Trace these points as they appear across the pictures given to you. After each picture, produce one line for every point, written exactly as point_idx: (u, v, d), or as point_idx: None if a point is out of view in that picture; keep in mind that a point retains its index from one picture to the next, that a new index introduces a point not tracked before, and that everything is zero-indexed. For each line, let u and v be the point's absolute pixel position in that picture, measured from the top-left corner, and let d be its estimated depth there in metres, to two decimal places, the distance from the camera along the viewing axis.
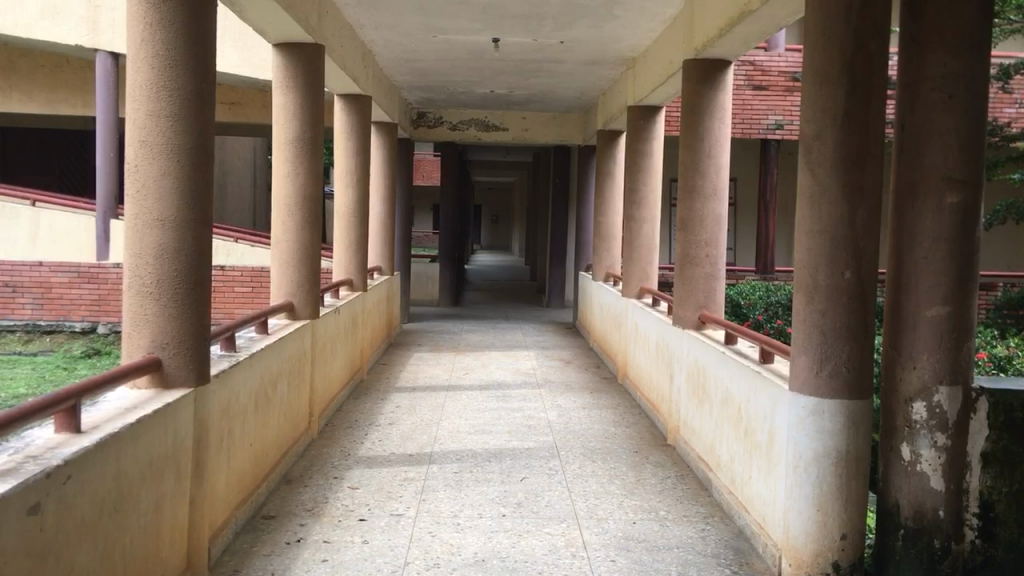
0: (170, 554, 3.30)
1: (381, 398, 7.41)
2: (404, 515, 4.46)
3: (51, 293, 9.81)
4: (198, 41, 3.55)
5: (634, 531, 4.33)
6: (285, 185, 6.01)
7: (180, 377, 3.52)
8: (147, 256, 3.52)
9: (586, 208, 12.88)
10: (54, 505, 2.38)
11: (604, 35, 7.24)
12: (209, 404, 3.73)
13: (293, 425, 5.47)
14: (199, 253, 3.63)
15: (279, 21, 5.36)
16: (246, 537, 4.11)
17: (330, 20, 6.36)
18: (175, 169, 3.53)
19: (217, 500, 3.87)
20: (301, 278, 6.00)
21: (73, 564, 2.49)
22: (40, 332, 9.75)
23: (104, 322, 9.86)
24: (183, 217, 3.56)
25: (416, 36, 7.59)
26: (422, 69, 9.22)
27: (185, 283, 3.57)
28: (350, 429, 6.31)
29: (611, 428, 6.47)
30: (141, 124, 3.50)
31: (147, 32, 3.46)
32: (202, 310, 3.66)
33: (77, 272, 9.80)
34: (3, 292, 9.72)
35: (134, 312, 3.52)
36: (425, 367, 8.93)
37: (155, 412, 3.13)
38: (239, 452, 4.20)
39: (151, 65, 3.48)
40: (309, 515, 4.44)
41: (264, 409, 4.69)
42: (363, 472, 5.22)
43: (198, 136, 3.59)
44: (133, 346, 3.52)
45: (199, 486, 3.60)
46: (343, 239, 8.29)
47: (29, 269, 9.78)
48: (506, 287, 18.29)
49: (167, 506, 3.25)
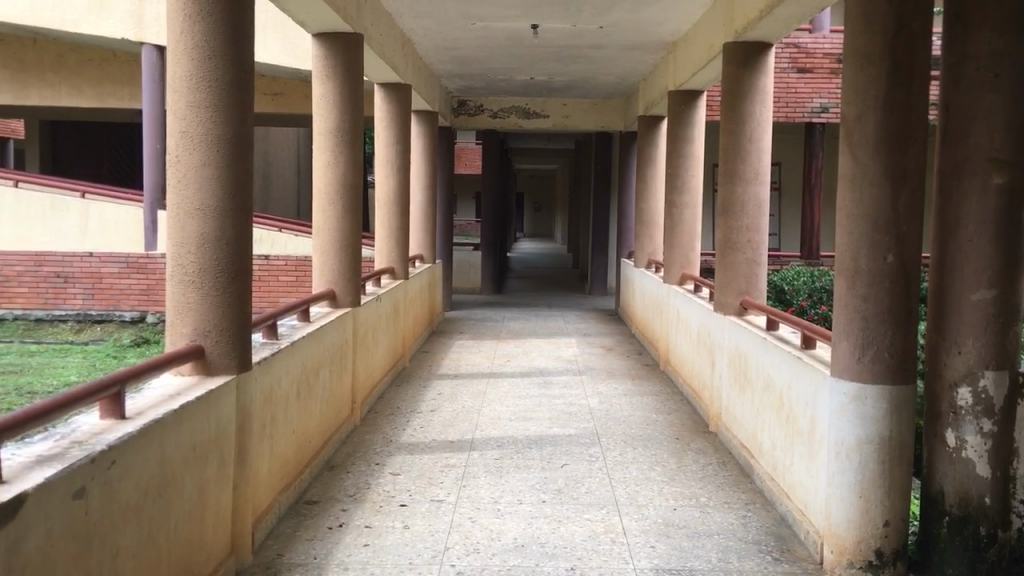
0: (214, 537, 3.35)
1: (423, 385, 7.46)
2: (443, 501, 4.49)
3: (102, 283, 10.11)
4: (237, 33, 3.59)
5: (675, 517, 4.32)
6: (325, 174, 6.05)
7: (222, 364, 3.58)
8: (189, 244, 3.58)
9: (628, 192, 12.81)
10: (99, 489, 2.44)
11: (643, 20, 7.19)
12: (252, 390, 3.79)
13: (335, 413, 5.52)
14: (239, 242, 3.67)
15: (318, 11, 5.40)
16: (291, 522, 4.17)
17: (368, 9, 6.38)
18: (215, 159, 3.58)
19: (260, 485, 3.92)
20: (343, 266, 6.05)
21: (118, 548, 2.55)
22: (91, 321, 10.07)
23: (152, 312, 10.14)
24: (223, 207, 3.61)
25: (454, 24, 7.59)
26: (461, 57, 9.22)
27: (226, 271, 3.62)
28: (392, 415, 6.36)
29: (653, 415, 6.45)
30: (181, 116, 3.55)
31: (186, 23, 3.50)
32: (244, 300, 3.71)
33: (126, 262, 10.09)
34: (54, 282, 10.03)
35: (177, 302, 3.58)
36: (467, 354, 8.97)
37: (198, 397, 3.19)
38: (282, 439, 4.26)
39: (191, 58, 3.52)
40: (351, 500, 4.49)
41: (306, 395, 4.75)
42: (405, 459, 5.26)
43: (237, 125, 3.63)
44: (177, 334, 3.58)
45: (242, 472, 3.66)
46: (383, 228, 8.34)
47: (80, 260, 10.07)
48: (548, 274, 18.30)
49: (211, 491, 3.31)
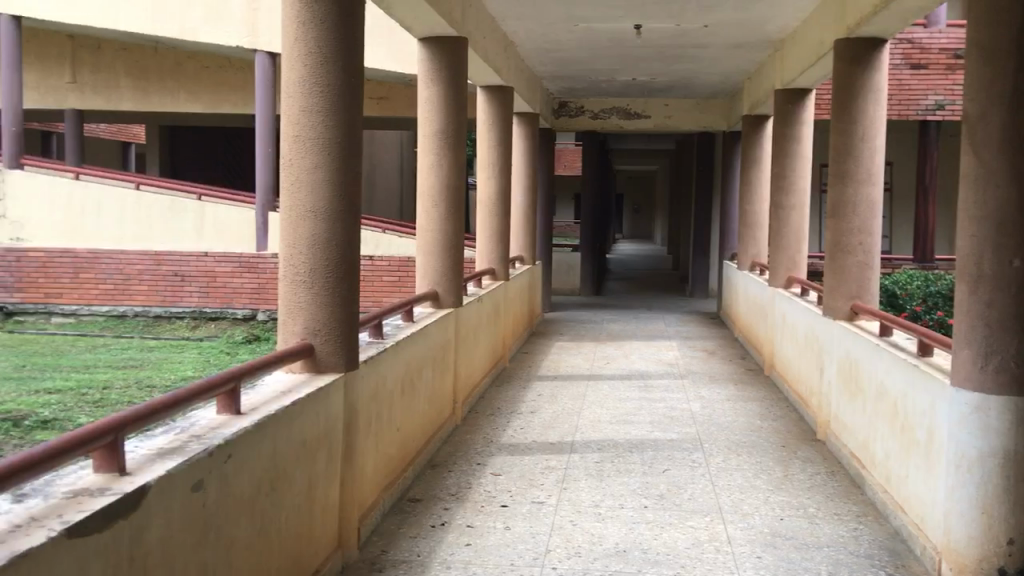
0: (323, 532, 3.43)
1: (523, 386, 7.48)
2: (544, 503, 4.49)
3: (215, 282, 10.69)
4: (348, 39, 3.67)
5: (782, 527, 4.21)
6: (430, 176, 6.14)
7: (331, 362, 3.67)
8: (301, 245, 3.67)
9: (731, 194, 12.58)
10: (216, 483, 2.52)
11: (750, 18, 7.04)
12: (359, 389, 3.86)
13: (437, 412, 5.58)
14: (349, 243, 3.74)
15: (424, 15, 5.47)
16: (395, 519, 4.24)
17: (473, 13, 6.44)
18: (326, 162, 3.66)
19: (366, 481, 3.99)
20: (445, 267, 6.12)
21: (233, 539, 2.63)
22: (207, 317, 10.73)
23: (263, 310, 10.66)
24: (333, 209, 3.69)
25: (557, 26, 7.59)
26: (563, 58, 9.21)
27: (335, 272, 3.70)
28: (492, 416, 6.40)
29: (757, 421, 6.30)
30: (294, 120, 3.65)
31: (299, 28, 3.60)
32: (352, 300, 3.78)
33: (238, 261, 10.63)
34: (170, 280, 10.68)
35: (289, 301, 3.68)
36: (567, 356, 8.95)
37: (308, 394, 3.27)
38: (387, 437, 4.33)
39: (304, 63, 3.61)
40: (454, 499, 4.53)
41: (409, 394, 4.81)
42: (506, 459, 5.28)
43: (348, 128, 3.71)
44: (288, 332, 3.68)
45: (349, 469, 3.73)
46: (484, 229, 8.41)
47: (195, 259, 10.67)
48: (649, 276, 18.13)
49: (319, 486, 3.38)
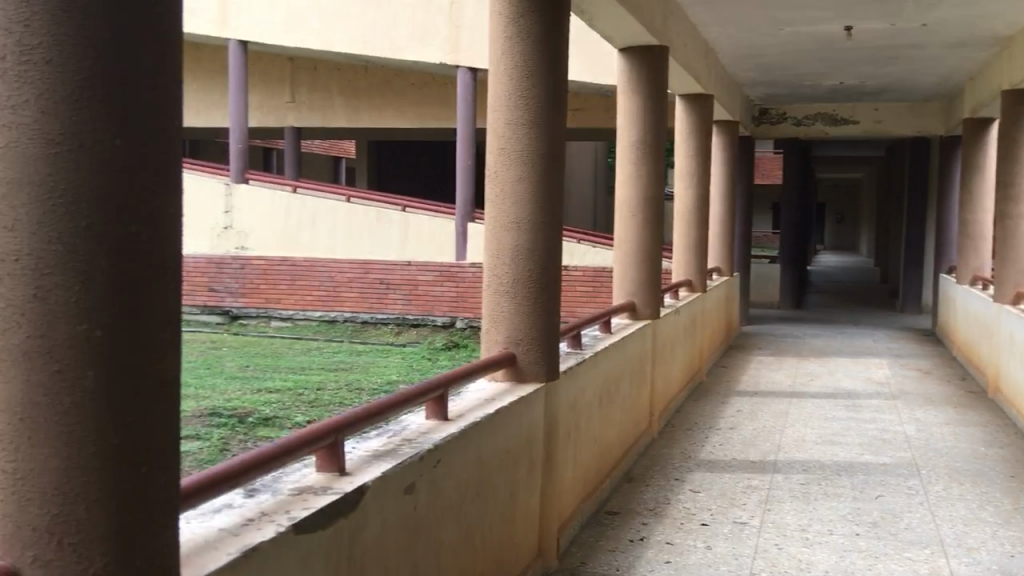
0: (523, 540, 3.47)
1: (721, 401, 7.29)
2: (747, 524, 4.34)
3: (418, 291, 11.31)
4: (555, 52, 3.70)
5: (1013, 566, 3.86)
6: (627, 187, 6.14)
7: (532, 371, 3.72)
8: (504, 255, 3.73)
9: (949, 202, 11.76)
10: (426, 486, 2.59)
11: (975, 14, 6.55)
12: (559, 398, 3.88)
13: (634, 424, 5.52)
14: (551, 253, 3.77)
15: (626, 25, 5.44)
16: (594, 531, 4.22)
17: (674, 21, 6.36)
18: (530, 173, 3.71)
19: (565, 492, 4.01)
20: (642, 279, 6.06)
21: (440, 542, 2.70)
22: (409, 324, 11.41)
23: (461, 318, 11.27)
24: (536, 220, 3.73)
25: (761, 31, 7.36)
26: (766, 64, 8.92)
27: (538, 282, 3.74)
28: (690, 431, 6.28)
29: (981, 448, 5.83)
30: (499, 133, 3.73)
31: (506, 44, 3.68)
32: (554, 310, 3.81)
33: (439, 271, 11.18)
34: (378, 288, 11.43)
35: (493, 311, 3.76)
36: (767, 371, 8.64)
37: (511, 403, 3.32)
38: (585, 447, 4.33)
39: (510, 76, 3.68)
40: (652, 514, 4.47)
41: (607, 405, 4.79)
42: (705, 476, 5.15)
43: (552, 140, 3.74)
44: (491, 340, 3.76)
45: (550, 478, 3.75)
46: (681, 240, 8.31)
47: (399, 269, 11.34)
48: (855, 290, 17.25)
49: (521, 494, 3.42)
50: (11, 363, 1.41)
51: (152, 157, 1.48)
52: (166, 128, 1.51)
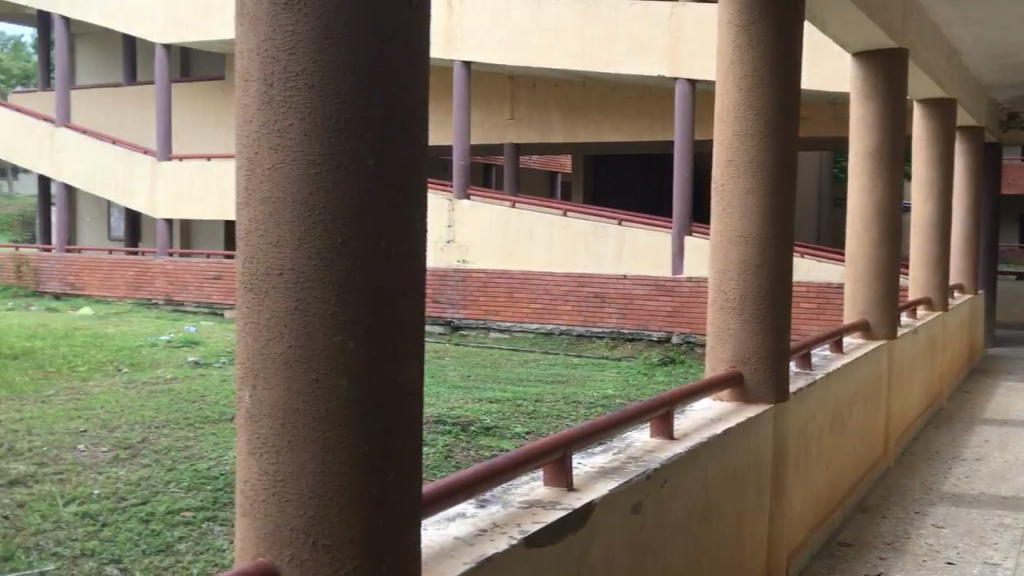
0: (752, 566, 3.34)
1: (964, 429, 6.73)
2: (1000, 566, 3.96)
3: (633, 304, 11.34)
4: (786, 59, 3.56)
5: None
6: (860, 199, 5.81)
7: (761, 392, 3.60)
8: (732, 270, 3.62)
9: None
10: (653, 506, 2.55)
11: None
12: (788, 421, 3.72)
13: (868, 451, 5.19)
14: (781, 269, 3.62)
15: (861, 29, 5.15)
16: (825, 563, 4.00)
17: (914, 22, 5.95)
18: (759, 187, 3.58)
19: (794, 519, 3.82)
20: (877, 298, 5.72)
21: (667, 563, 2.64)
22: (624, 339, 11.44)
23: (676, 333, 11.19)
24: (766, 234, 3.59)
25: (1013, 28, 6.75)
26: (1018, 63, 8.18)
27: (767, 299, 3.60)
28: (930, 460, 5.83)
29: None
30: (727, 145, 3.62)
31: (735, 52, 3.58)
32: (783, 328, 3.65)
33: (655, 285, 11.21)
34: (593, 302, 11.54)
35: (718, 329, 3.66)
36: (1018, 399, 7.88)
37: (739, 424, 3.21)
38: (816, 473, 4.12)
39: (740, 86, 3.57)
40: (890, 548, 4.18)
41: (839, 429, 4.54)
42: (949, 510, 4.76)
43: (783, 151, 3.59)
44: (717, 358, 3.67)
45: (779, 504, 3.60)
46: (917, 257, 7.78)
47: (615, 283, 11.41)
48: None
49: (749, 518, 3.30)
50: (275, 370, 1.51)
51: (403, 177, 1.54)
52: (416, 148, 1.56)
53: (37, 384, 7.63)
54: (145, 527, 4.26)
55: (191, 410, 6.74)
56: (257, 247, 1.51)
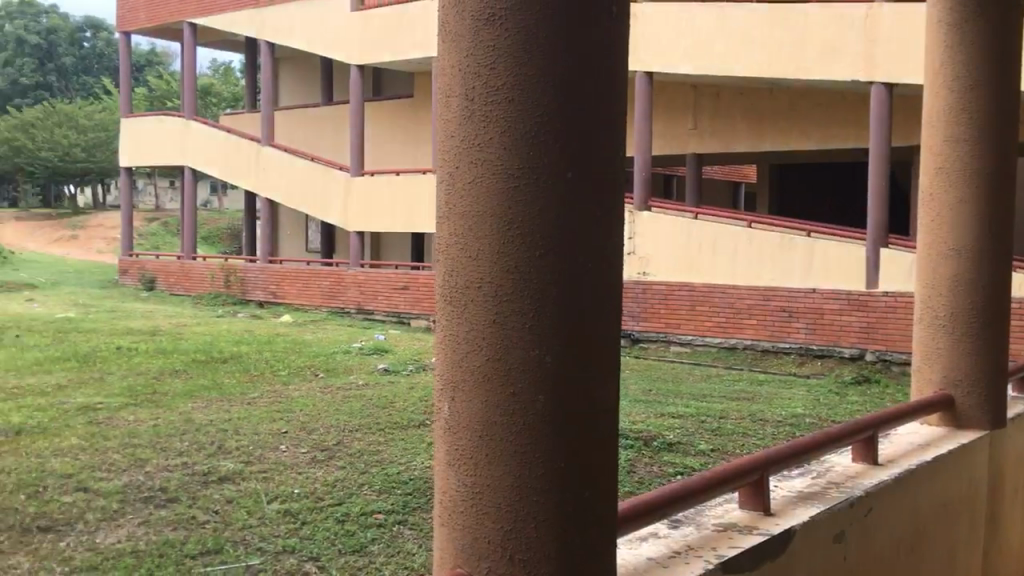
0: None
1: None
2: None
3: (823, 319, 10.80)
4: (1002, 57, 3.28)
5: None
6: None
7: (975, 418, 3.37)
8: (942, 286, 3.38)
9: None
10: (858, 535, 2.43)
11: None
12: (1006, 448, 3.45)
13: None
14: (997, 284, 3.35)
15: None
16: None
17: None
18: (973, 197, 3.32)
19: (1012, 556, 3.53)
20: None
21: None
22: (813, 355, 10.88)
23: (871, 350, 10.51)
24: (981, 247, 3.31)
25: None
26: None
27: (981, 318, 3.35)
28: None
29: None
30: (936, 151, 3.38)
31: (947, 54, 3.33)
32: (998, 348, 3.40)
33: (847, 299, 10.63)
34: (780, 317, 11.12)
35: (925, 346, 3.45)
36: None
37: (951, 450, 3.00)
38: None
39: (951, 89, 3.33)
40: None
41: None
42: None
43: (1000, 156, 3.31)
44: (924, 380, 3.49)
45: (995, 537, 3.34)
46: None
47: (805, 296, 10.95)
48: None
49: (963, 552, 3.08)
50: (474, 382, 1.51)
51: (600, 186, 1.51)
52: (612, 156, 1.53)
53: (244, 387, 8.16)
54: (340, 528, 4.44)
55: (383, 416, 7.00)
56: (458, 260, 1.52)
